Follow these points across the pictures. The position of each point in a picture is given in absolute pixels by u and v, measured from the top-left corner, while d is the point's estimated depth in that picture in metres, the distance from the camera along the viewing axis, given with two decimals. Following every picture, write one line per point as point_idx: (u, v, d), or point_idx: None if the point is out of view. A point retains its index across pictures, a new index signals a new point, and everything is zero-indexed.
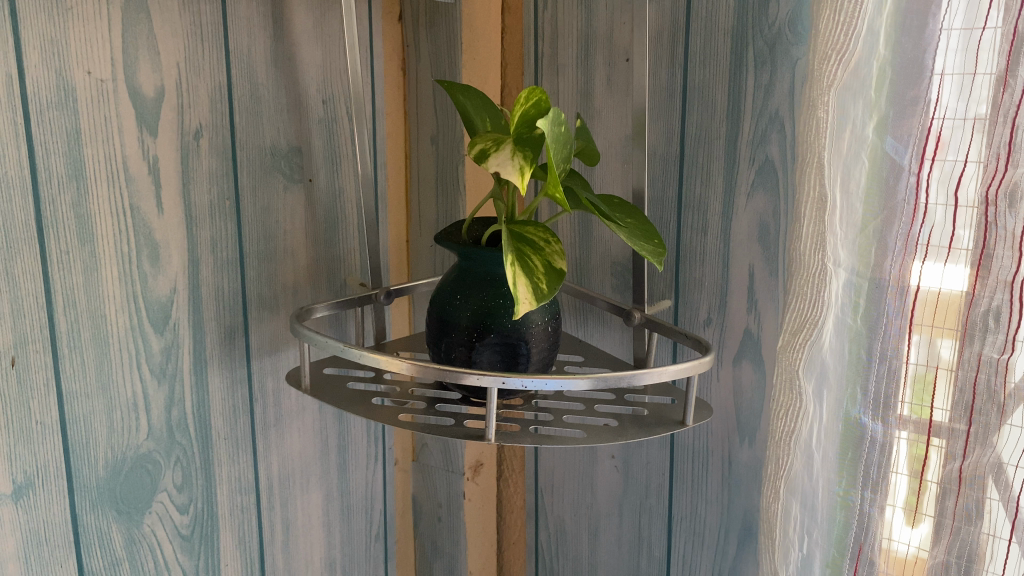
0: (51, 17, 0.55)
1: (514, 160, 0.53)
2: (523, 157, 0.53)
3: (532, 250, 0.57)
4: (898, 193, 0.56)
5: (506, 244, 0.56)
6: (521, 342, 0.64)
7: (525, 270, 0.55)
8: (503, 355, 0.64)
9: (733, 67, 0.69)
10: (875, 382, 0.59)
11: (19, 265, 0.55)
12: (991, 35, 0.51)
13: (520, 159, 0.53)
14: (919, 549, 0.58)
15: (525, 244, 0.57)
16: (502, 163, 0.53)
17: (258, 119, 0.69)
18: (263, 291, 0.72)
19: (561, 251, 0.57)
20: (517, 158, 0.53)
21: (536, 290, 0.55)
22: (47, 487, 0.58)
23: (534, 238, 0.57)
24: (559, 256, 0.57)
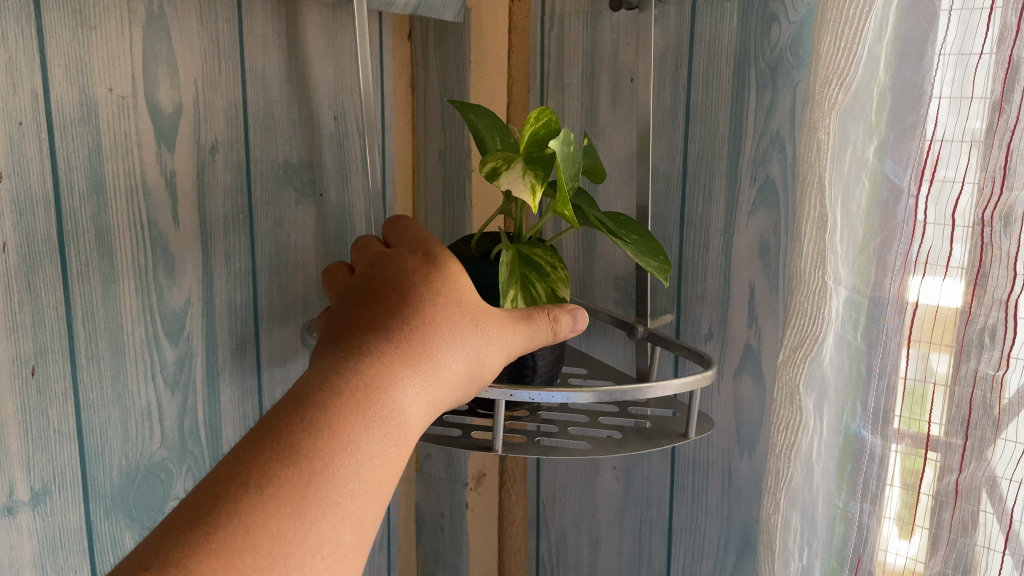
0: (75, 35, 0.56)
1: (524, 180, 0.54)
2: (533, 178, 0.54)
3: (537, 277, 0.59)
4: (898, 215, 0.58)
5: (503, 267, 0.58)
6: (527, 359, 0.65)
7: (528, 301, 0.58)
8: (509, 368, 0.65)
9: (735, 88, 0.71)
10: (875, 395, 0.61)
11: (42, 277, 0.56)
12: (987, 62, 0.53)
13: (531, 179, 0.54)
14: (913, 560, 0.60)
15: (531, 268, 0.59)
16: (513, 183, 0.54)
17: (271, 134, 0.71)
18: (274, 302, 0.73)
19: (566, 278, 0.59)
20: (528, 177, 0.54)
21: None
22: (63, 494, 0.59)
23: (540, 262, 0.59)
24: (564, 284, 0.59)
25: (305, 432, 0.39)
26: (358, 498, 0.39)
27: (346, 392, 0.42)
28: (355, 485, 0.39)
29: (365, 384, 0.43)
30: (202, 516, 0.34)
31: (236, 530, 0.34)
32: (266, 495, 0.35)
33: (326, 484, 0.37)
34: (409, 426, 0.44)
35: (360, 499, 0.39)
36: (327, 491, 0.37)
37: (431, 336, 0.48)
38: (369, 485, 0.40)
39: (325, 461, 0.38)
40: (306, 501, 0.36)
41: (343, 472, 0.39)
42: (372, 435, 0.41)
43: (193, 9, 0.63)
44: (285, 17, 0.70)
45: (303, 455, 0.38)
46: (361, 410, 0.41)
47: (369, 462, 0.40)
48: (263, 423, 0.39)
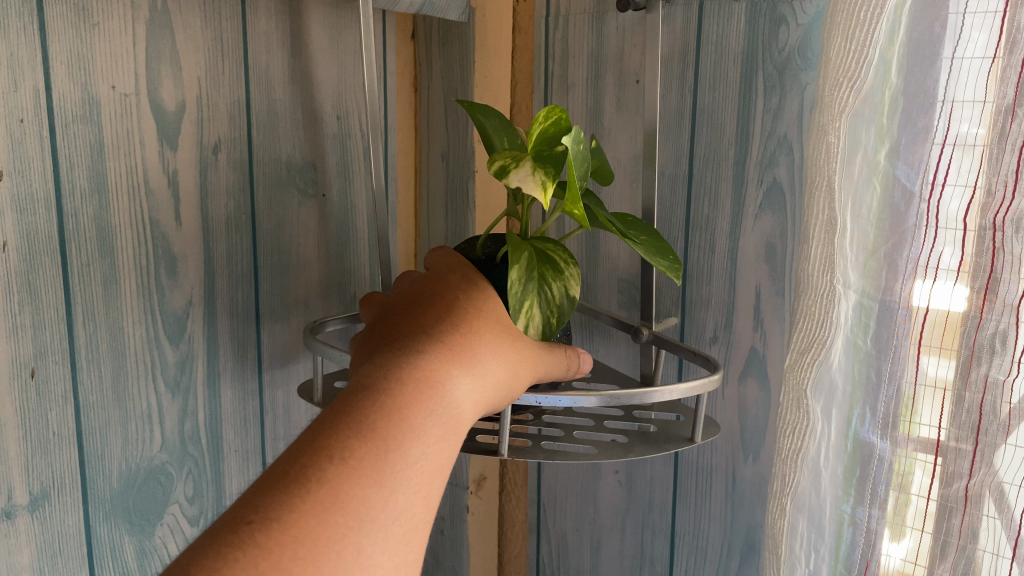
0: (77, 32, 0.55)
1: (535, 175, 0.53)
2: (544, 172, 0.54)
3: (553, 274, 0.57)
4: (909, 218, 0.58)
5: (523, 262, 0.56)
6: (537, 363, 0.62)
7: (543, 302, 0.56)
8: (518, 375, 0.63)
9: (743, 91, 0.70)
10: (884, 401, 0.60)
11: (42, 277, 0.55)
12: (991, 66, 0.53)
13: (541, 174, 0.54)
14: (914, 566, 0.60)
15: (546, 265, 0.57)
16: (524, 178, 0.53)
17: (274, 134, 0.70)
18: (275, 304, 0.72)
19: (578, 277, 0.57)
20: (539, 173, 0.54)
21: (545, 327, 0.57)
22: (62, 498, 0.58)
23: (554, 259, 0.58)
24: (575, 282, 0.57)
25: (375, 419, 0.42)
26: (422, 478, 0.42)
27: (410, 384, 0.45)
28: (420, 468, 0.42)
29: (424, 378, 0.46)
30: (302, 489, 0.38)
31: (324, 498, 0.38)
32: (348, 466, 0.39)
33: (396, 463, 0.41)
34: (462, 419, 0.47)
35: (425, 480, 0.43)
36: (398, 470, 0.41)
37: (477, 340, 0.51)
38: (431, 470, 0.43)
39: (396, 441, 0.42)
40: (381, 478, 0.40)
41: (411, 455, 0.42)
42: (433, 423, 0.44)
43: (198, 6, 0.62)
44: (289, 16, 0.70)
45: (377, 437, 0.41)
46: (424, 400, 0.45)
47: (433, 450, 0.44)
48: (338, 408, 0.43)
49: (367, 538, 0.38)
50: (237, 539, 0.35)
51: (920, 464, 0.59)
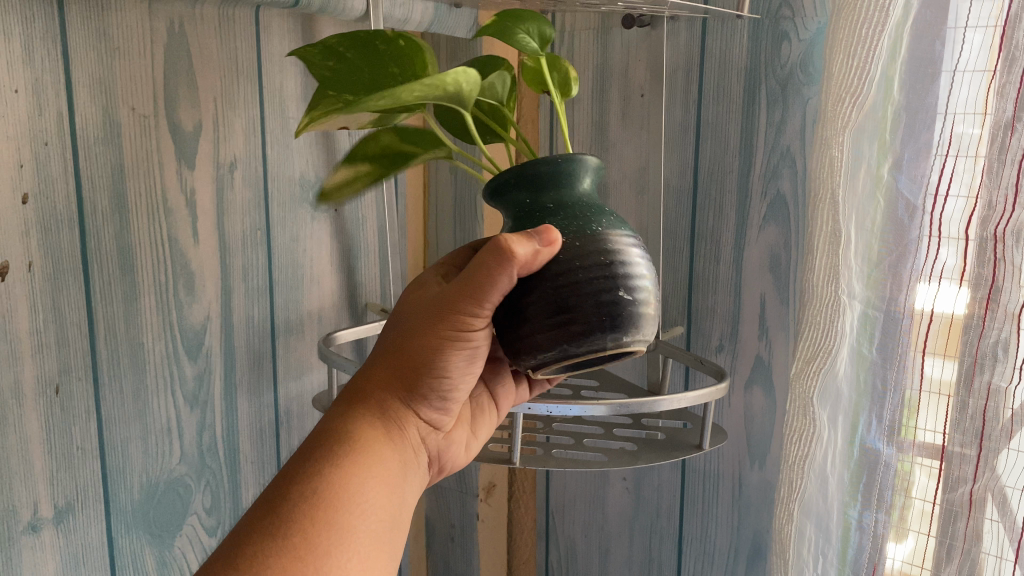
0: (99, 56, 0.57)
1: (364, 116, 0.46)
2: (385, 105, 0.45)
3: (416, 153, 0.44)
4: (912, 229, 0.59)
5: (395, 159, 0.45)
6: (608, 301, 0.42)
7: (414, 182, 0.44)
8: (563, 332, 0.42)
9: (746, 105, 0.72)
10: (889, 410, 0.62)
11: (67, 296, 0.56)
12: (977, 78, 0.55)
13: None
14: (903, 563, 0.63)
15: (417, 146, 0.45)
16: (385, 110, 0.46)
17: (288, 151, 0.72)
18: (290, 317, 0.75)
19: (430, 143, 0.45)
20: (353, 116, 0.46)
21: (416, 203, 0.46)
22: (86, 511, 0.59)
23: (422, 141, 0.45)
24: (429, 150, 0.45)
25: (277, 484, 0.43)
26: (326, 532, 0.41)
27: (312, 443, 0.45)
28: (316, 524, 0.41)
29: (335, 438, 0.45)
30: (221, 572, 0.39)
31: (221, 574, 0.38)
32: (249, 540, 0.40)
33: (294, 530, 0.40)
34: (383, 445, 0.47)
35: (340, 535, 0.42)
36: (297, 534, 0.40)
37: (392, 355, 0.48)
38: (341, 530, 0.42)
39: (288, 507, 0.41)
40: (277, 542, 0.40)
41: (310, 513, 0.41)
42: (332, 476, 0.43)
43: (213, 29, 0.64)
44: (301, 36, 0.72)
45: (276, 505, 0.41)
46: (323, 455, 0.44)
47: (334, 508, 0.42)
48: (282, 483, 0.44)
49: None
50: None
51: (921, 465, 0.61)
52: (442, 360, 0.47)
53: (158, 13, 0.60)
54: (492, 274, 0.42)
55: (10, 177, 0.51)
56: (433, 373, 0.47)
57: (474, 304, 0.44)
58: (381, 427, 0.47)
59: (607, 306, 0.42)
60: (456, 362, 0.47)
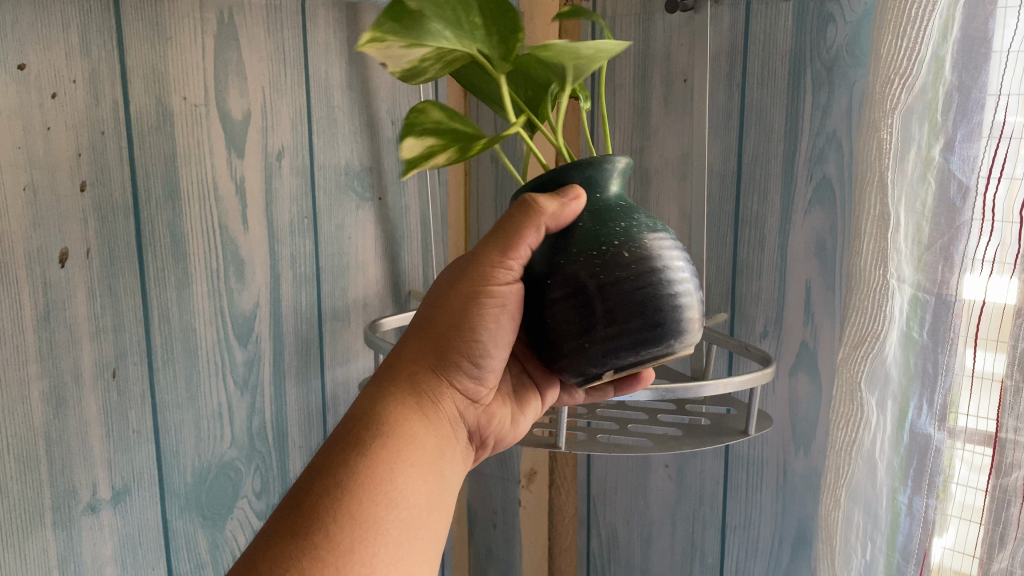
0: (152, 46, 0.57)
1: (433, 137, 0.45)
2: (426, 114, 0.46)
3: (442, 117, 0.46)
4: (965, 211, 0.58)
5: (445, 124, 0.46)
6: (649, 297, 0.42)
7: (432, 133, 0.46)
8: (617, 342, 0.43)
9: (791, 88, 0.71)
10: (940, 394, 0.61)
11: (123, 282, 0.57)
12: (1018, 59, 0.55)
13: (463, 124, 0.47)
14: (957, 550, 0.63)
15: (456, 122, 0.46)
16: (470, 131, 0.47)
17: (333, 140, 0.73)
18: (336, 304, 0.76)
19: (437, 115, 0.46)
20: (432, 137, 0.45)
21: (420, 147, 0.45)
22: (142, 492, 0.61)
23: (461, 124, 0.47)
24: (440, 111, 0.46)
25: (310, 476, 0.42)
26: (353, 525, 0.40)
27: (345, 427, 0.45)
28: (341, 515, 0.40)
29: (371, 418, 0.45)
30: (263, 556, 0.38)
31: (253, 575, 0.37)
32: (284, 528, 0.39)
33: (325, 521, 0.40)
34: (416, 422, 0.46)
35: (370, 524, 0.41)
36: (324, 531, 0.39)
37: (429, 329, 0.48)
38: (372, 522, 0.41)
39: (322, 495, 0.41)
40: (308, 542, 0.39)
41: (339, 508, 0.40)
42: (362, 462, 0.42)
43: (261, 19, 0.65)
44: (346, 26, 0.73)
45: (303, 499, 0.41)
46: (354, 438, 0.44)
47: (362, 498, 0.41)
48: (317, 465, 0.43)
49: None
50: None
51: (960, 452, 0.61)
52: (476, 325, 0.47)
53: (209, 4, 0.61)
54: (521, 227, 0.44)
55: (68, 164, 0.53)
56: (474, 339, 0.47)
57: (504, 260, 0.46)
58: (418, 405, 0.47)
59: (653, 313, 0.42)
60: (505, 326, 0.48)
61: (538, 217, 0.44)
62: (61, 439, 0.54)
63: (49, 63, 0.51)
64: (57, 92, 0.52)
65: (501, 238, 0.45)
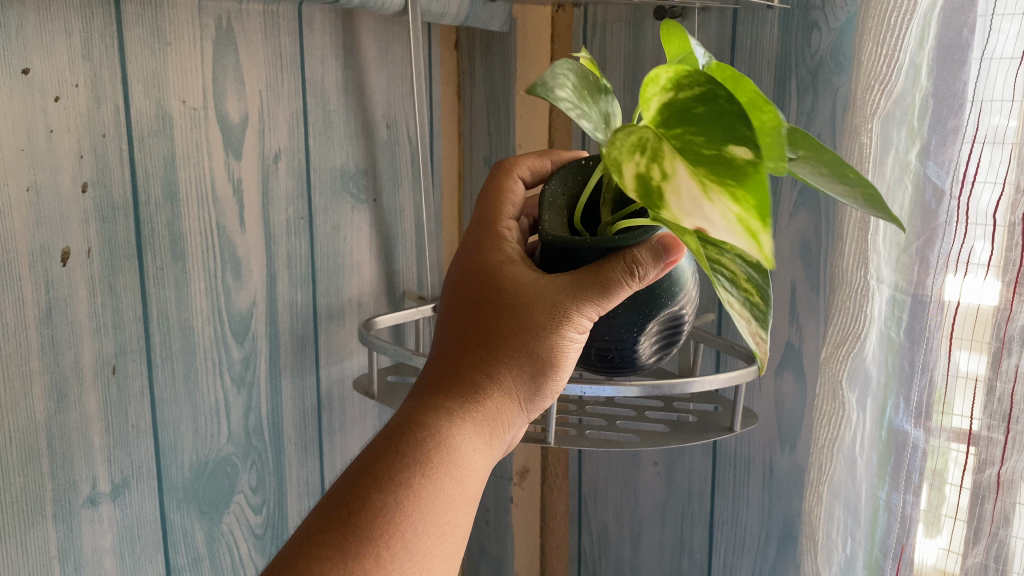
0: (152, 51, 0.59)
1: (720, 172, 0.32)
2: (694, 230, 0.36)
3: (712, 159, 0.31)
4: (940, 214, 0.60)
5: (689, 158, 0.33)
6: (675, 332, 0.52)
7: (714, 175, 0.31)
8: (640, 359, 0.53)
9: (777, 94, 0.73)
10: (917, 392, 0.63)
11: (123, 280, 0.59)
12: (1008, 65, 0.56)
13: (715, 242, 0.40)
14: (944, 552, 0.63)
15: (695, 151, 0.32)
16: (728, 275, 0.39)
17: (329, 142, 0.75)
18: (331, 304, 0.78)
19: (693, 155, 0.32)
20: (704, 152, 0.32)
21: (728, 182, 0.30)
22: (140, 486, 0.62)
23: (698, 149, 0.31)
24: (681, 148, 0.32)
25: (364, 490, 0.43)
26: (402, 558, 0.41)
27: (400, 446, 0.45)
28: (391, 544, 0.41)
29: (429, 438, 0.45)
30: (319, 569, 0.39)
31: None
32: (341, 546, 0.40)
33: (382, 551, 0.41)
34: (476, 445, 0.47)
35: (418, 556, 0.42)
36: (374, 563, 0.40)
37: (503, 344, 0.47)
38: (419, 552, 0.42)
39: (379, 520, 0.42)
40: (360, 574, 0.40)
41: (389, 538, 0.41)
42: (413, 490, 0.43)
43: (259, 25, 0.67)
44: (342, 31, 0.75)
45: (354, 521, 0.41)
46: (409, 461, 0.44)
47: (412, 528, 0.42)
48: (369, 477, 0.43)
49: None
50: None
51: (953, 453, 0.62)
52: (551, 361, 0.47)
53: (208, 10, 0.63)
54: (620, 290, 0.45)
55: (70, 166, 0.54)
56: (545, 371, 0.48)
57: (595, 309, 0.46)
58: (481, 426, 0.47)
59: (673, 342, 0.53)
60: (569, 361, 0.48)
61: (636, 282, 0.45)
62: (63, 432, 0.55)
63: (52, 68, 0.53)
64: (60, 96, 0.53)
65: (600, 286, 0.45)
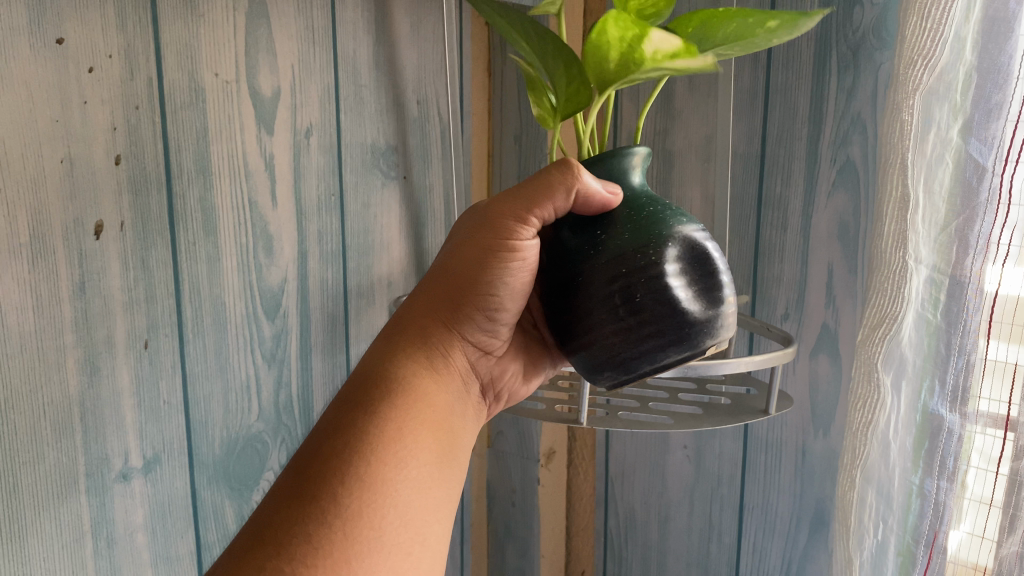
0: (186, 23, 0.58)
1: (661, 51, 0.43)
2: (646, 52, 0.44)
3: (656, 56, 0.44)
4: (981, 192, 0.58)
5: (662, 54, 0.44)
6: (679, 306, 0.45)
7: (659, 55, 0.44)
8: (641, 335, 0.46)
9: (817, 70, 0.71)
10: (952, 374, 0.61)
11: (155, 255, 0.58)
12: None
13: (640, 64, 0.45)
14: (990, 540, 0.61)
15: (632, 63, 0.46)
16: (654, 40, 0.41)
17: (361, 118, 0.74)
18: (361, 282, 0.77)
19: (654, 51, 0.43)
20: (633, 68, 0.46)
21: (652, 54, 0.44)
22: (171, 462, 0.62)
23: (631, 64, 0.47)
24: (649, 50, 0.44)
25: (324, 433, 0.44)
26: (370, 477, 0.42)
27: (347, 397, 0.46)
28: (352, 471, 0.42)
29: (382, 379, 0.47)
30: (292, 511, 0.40)
31: (260, 550, 0.38)
32: (305, 485, 0.41)
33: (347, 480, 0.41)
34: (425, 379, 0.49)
35: (377, 486, 0.42)
36: (333, 490, 0.41)
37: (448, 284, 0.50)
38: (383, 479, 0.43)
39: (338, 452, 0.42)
40: (319, 507, 0.40)
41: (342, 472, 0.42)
42: (362, 421, 0.44)
43: None
44: (374, 6, 0.74)
45: (320, 457, 0.42)
46: (356, 404, 0.45)
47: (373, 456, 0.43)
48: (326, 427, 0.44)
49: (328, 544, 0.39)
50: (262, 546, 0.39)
51: (978, 438, 0.61)
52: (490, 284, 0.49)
53: None
54: (547, 201, 0.47)
55: (103, 137, 0.54)
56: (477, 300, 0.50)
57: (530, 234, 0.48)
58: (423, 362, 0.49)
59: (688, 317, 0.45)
60: (505, 286, 0.49)
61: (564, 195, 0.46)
62: (96, 407, 0.55)
63: (87, 38, 0.52)
64: (94, 67, 0.53)
65: (529, 209, 0.47)
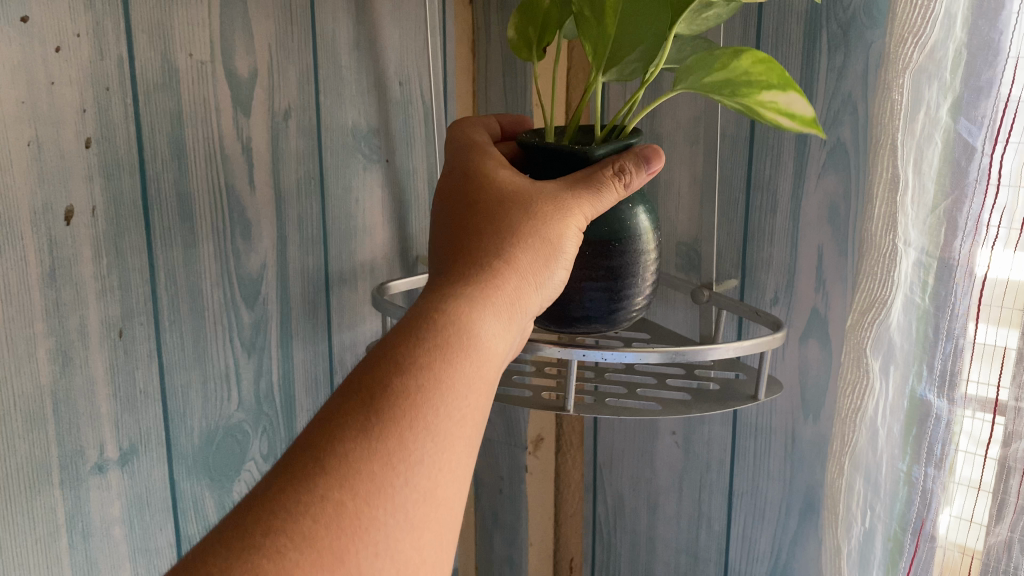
0: (158, 2, 0.56)
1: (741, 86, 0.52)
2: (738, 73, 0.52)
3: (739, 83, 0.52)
4: (970, 173, 0.58)
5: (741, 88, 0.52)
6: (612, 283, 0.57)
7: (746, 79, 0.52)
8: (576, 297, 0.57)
9: (807, 49, 0.70)
10: (941, 358, 0.60)
11: (128, 241, 0.57)
12: None
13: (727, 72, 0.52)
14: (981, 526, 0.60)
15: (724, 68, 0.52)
16: (792, 100, 0.51)
17: (341, 100, 0.72)
18: (342, 268, 0.76)
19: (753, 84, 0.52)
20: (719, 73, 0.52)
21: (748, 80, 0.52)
22: (149, 453, 0.60)
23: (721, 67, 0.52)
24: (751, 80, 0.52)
25: (384, 364, 0.39)
26: (438, 425, 0.37)
27: (414, 324, 0.41)
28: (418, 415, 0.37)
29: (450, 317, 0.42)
30: (343, 445, 0.35)
31: (311, 479, 0.33)
32: (368, 416, 0.36)
33: (416, 421, 0.37)
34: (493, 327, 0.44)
35: (442, 438, 0.37)
36: (400, 430, 0.36)
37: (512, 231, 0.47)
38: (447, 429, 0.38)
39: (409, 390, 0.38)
40: (383, 443, 0.35)
41: (410, 413, 0.37)
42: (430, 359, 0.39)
43: None
44: None
45: (383, 389, 0.37)
46: (424, 341, 0.40)
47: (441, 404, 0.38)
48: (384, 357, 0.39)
49: (388, 489, 0.35)
50: (310, 473, 0.34)
51: (965, 423, 0.60)
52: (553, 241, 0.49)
53: None
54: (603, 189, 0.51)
55: (71, 119, 0.52)
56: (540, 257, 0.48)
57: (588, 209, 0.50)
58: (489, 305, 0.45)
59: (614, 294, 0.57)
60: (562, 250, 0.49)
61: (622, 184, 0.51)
62: (69, 398, 0.54)
63: (53, 17, 0.50)
64: (61, 46, 0.51)
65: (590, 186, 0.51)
